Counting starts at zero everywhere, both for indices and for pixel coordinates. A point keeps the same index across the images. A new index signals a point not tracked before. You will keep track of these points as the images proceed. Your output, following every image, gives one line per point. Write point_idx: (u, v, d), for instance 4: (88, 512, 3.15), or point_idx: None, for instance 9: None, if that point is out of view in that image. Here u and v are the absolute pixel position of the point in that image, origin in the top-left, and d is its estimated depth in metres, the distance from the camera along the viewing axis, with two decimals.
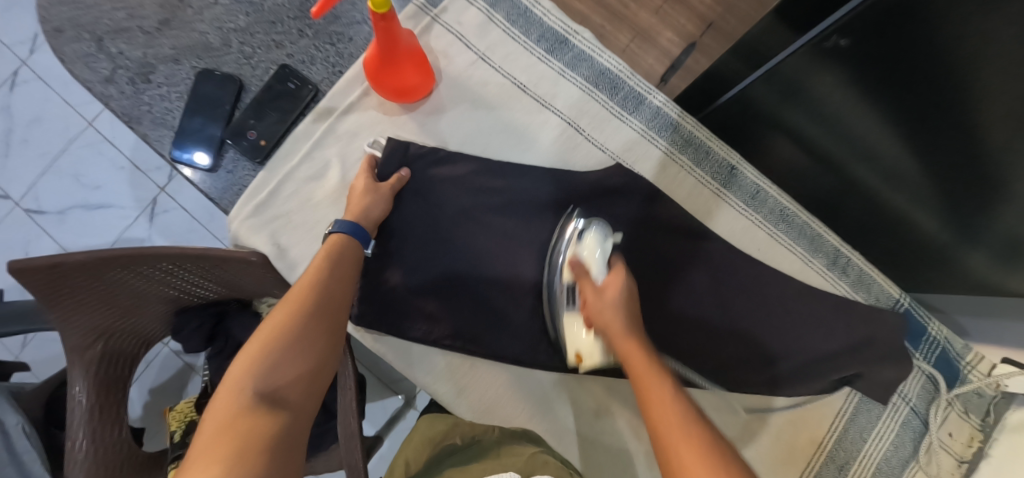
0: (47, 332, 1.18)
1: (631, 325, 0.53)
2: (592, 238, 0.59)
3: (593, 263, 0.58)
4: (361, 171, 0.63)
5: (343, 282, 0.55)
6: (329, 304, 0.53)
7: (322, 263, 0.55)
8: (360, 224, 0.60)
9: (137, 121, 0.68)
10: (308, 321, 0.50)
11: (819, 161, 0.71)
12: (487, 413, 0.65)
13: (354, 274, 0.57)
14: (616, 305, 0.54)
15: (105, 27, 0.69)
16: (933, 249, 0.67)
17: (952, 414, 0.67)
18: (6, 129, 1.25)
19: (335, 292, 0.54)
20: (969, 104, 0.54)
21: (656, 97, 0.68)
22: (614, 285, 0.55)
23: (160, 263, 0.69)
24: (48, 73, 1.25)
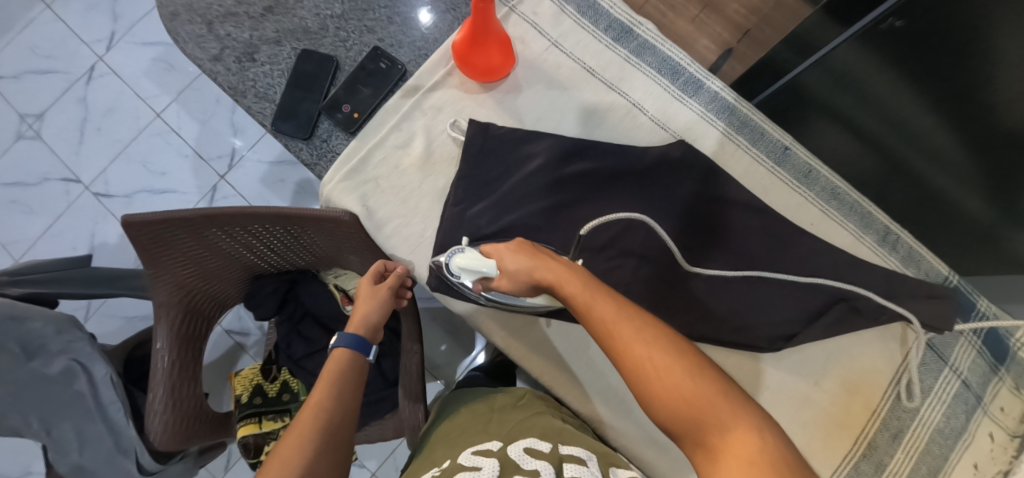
0: (111, 307, 1.23)
1: (545, 260, 0.57)
2: (460, 259, 0.61)
3: (478, 273, 0.60)
4: (367, 276, 0.67)
5: (348, 399, 0.60)
6: (338, 421, 0.59)
7: (333, 376, 0.61)
8: (361, 334, 0.65)
9: (242, 94, 0.75)
10: (313, 451, 0.56)
11: (868, 145, 0.75)
12: (554, 375, 0.69)
13: (357, 385, 0.62)
14: (523, 266, 0.57)
15: (216, 12, 0.76)
16: (980, 229, 0.71)
17: (1003, 390, 0.68)
18: (81, 118, 1.32)
19: (340, 412, 0.59)
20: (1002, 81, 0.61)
21: (714, 82, 0.73)
22: (516, 253, 0.58)
23: (254, 225, 0.73)
24: (124, 67, 1.32)
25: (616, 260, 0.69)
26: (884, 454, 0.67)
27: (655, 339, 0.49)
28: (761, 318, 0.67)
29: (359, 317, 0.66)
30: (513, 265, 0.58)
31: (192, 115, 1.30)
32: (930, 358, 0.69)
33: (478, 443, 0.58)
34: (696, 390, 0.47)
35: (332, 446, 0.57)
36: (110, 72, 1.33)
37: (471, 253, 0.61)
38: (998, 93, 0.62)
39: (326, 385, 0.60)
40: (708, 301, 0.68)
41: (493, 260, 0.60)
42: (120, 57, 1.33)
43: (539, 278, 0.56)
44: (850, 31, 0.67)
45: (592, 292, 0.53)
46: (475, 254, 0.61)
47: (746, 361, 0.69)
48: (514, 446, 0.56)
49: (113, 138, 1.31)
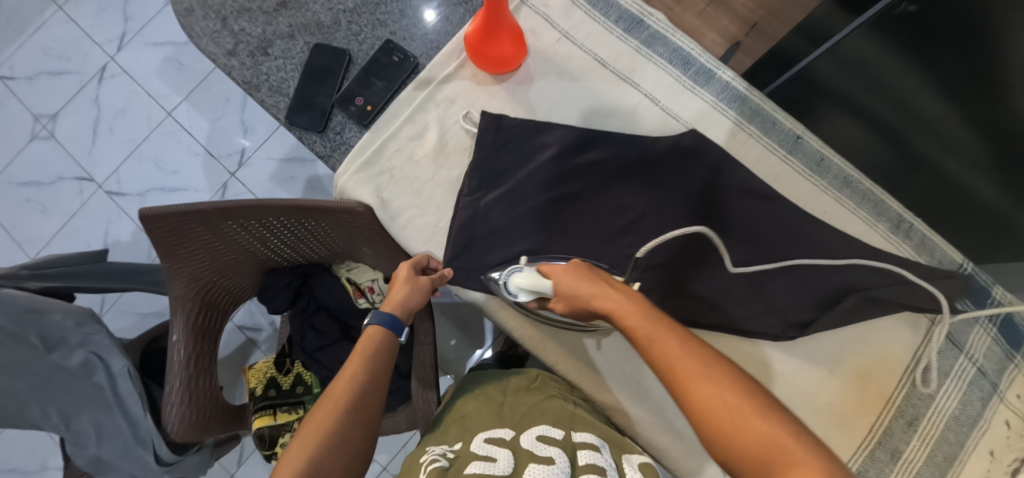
0: (126, 304, 1.25)
1: (594, 285, 0.58)
2: (522, 277, 0.62)
3: (538, 293, 0.62)
4: (408, 263, 0.68)
5: (380, 375, 0.60)
6: (369, 394, 0.59)
7: (366, 351, 0.61)
8: (396, 315, 0.65)
9: (257, 88, 0.76)
10: (345, 421, 0.57)
11: (881, 133, 0.76)
12: (568, 365, 0.70)
13: (389, 363, 0.62)
14: (573, 289, 0.58)
15: (230, 7, 0.76)
16: (998, 218, 0.70)
17: (1020, 377, 0.68)
18: (95, 118, 1.33)
19: (371, 387, 0.59)
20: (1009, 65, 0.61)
21: (725, 72, 0.73)
22: (573, 277, 0.59)
23: (269, 218, 0.73)
24: (135, 67, 1.34)
25: (629, 250, 0.69)
26: (900, 441, 0.67)
27: (720, 374, 0.50)
28: (773, 306, 0.68)
29: (396, 300, 0.65)
30: (575, 290, 0.58)
31: (203, 114, 1.31)
32: (945, 345, 0.69)
33: (491, 430, 0.58)
34: (765, 433, 0.47)
35: (362, 417, 0.58)
36: (122, 72, 1.34)
37: (529, 272, 0.63)
38: (1013, 75, 0.62)
39: (360, 359, 0.60)
40: (721, 290, 0.68)
41: (550, 281, 0.61)
42: (132, 57, 1.34)
43: (597, 305, 0.57)
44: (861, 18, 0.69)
45: (652, 322, 0.54)
46: (536, 274, 0.63)
47: (759, 349, 0.69)
48: (526, 434, 0.56)
49: (126, 137, 1.32)
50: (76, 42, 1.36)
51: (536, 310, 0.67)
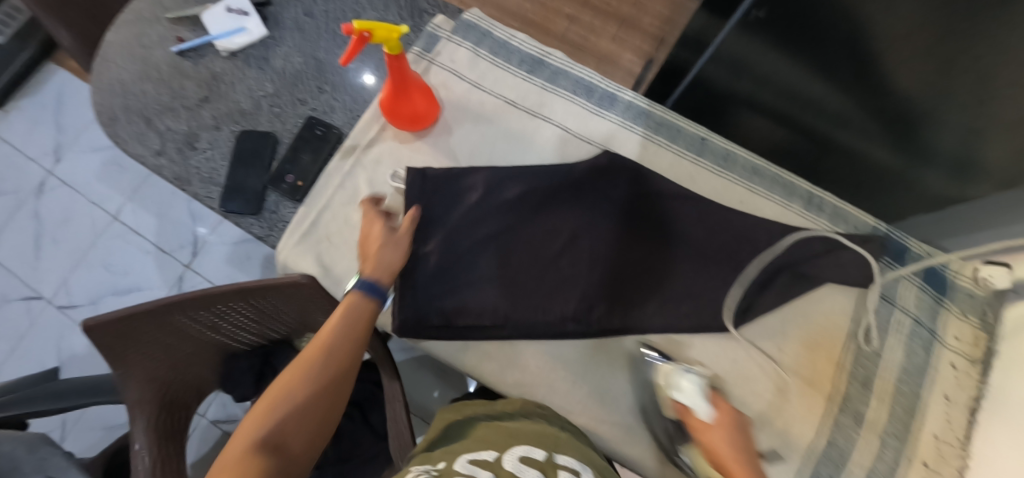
0: (90, 417, 1.20)
1: (735, 442, 0.61)
2: (689, 384, 0.65)
3: (701, 396, 0.64)
4: (376, 219, 0.69)
5: (355, 340, 0.62)
6: (342, 362, 0.61)
7: (336, 324, 0.62)
8: (380, 280, 0.65)
9: (188, 181, 0.77)
10: (313, 391, 0.59)
11: (776, 117, 0.83)
12: (530, 389, 0.69)
13: (366, 328, 0.64)
14: (725, 427, 0.62)
15: (154, 109, 0.80)
16: (897, 175, 0.78)
17: (952, 319, 0.72)
18: (37, 233, 1.32)
19: (346, 352, 0.61)
20: (877, 52, 0.65)
21: (625, 93, 0.79)
22: (734, 431, 0.62)
23: (219, 305, 0.75)
24: (74, 178, 1.34)
25: (569, 269, 0.71)
26: (860, 403, 0.69)
27: None
28: (715, 296, 0.70)
29: (377, 260, 0.66)
30: (712, 443, 0.61)
31: (150, 211, 1.32)
32: (878, 303, 0.72)
33: (474, 451, 0.56)
34: None
35: (315, 390, 0.58)
36: (61, 184, 1.34)
37: (693, 378, 0.65)
38: (880, 61, 0.66)
39: (336, 325, 0.62)
40: (664, 293, 0.71)
41: (714, 412, 0.63)
42: (70, 167, 1.35)
43: (721, 460, 0.60)
44: (729, 22, 0.73)
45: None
46: (700, 388, 0.65)
47: (711, 342, 0.71)
48: (510, 456, 0.54)
49: (71, 247, 1.30)
50: (11, 162, 1.35)
51: (674, 418, 0.66)
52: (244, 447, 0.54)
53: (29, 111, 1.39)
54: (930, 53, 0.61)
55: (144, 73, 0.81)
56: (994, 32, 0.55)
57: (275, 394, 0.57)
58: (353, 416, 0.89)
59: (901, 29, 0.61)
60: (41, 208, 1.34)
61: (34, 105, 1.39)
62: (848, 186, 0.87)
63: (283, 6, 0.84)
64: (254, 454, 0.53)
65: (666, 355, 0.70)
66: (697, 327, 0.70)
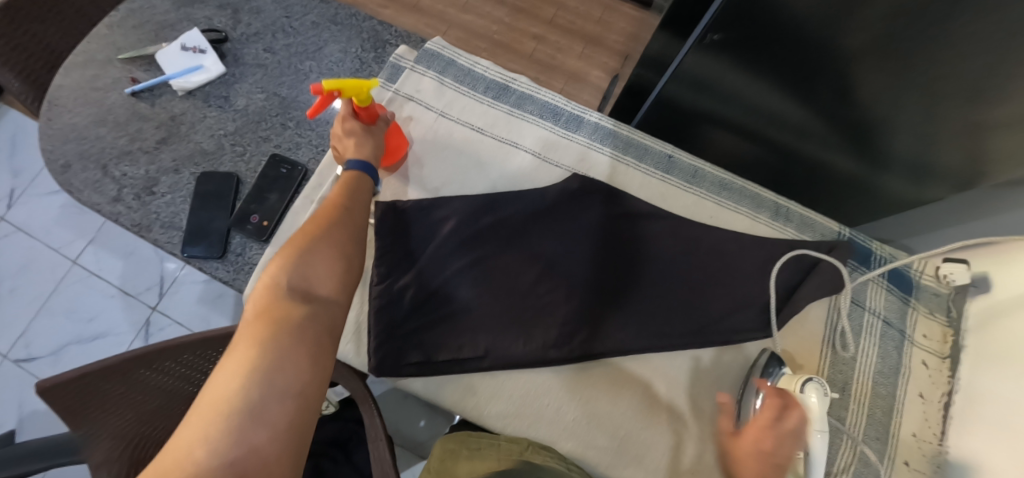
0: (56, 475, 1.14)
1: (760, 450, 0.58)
2: (814, 393, 0.62)
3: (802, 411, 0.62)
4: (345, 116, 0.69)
5: (361, 195, 0.64)
6: (352, 216, 0.61)
7: (343, 188, 0.64)
8: (366, 160, 0.68)
9: (148, 227, 0.74)
10: (333, 227, 0.59)
11: (740, 131, 0.85)
12: (512, 422, 0.67)
13: (366, 196, 0.65)
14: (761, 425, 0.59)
15: (110, 155, 0.77)
16: (858, 179, 0.82)
17: (920, 318, 0.74)
18: None
19: (355, 205, 0.62)
20: (834, 67, 0.67)
21: (591, 115, 0.79)
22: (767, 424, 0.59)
23: (185, 355, 0.74)
24: (28, 223, 1.28)
25: (547, 294, 0.71)
26: (841, 409, 0.70)
27: None
28: (694, 312, 0.71)
29: (358, 148, 0.68)
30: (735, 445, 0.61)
31: (113, 253, 1.27)
32: (850, 307, 0.74)
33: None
34: None
35: (338, 271, 0.55)
36: (15, 229, 1.27)
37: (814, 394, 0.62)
38: (838, 76, 0.68)
39: (342, 186, 0.64)
40: (643, 314, 0.70)
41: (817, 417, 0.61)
42: (24, 212, 1.29)
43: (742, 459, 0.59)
44: (689, 43, 0.74)
45: None
46: (821, 402, 0.62)
47: (694, 359, 0.70)
48: None
49: (28, 296, 1.24)
50: None
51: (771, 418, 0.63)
52: (270, 323, 0.49)
53: None
54: (888, 66, 0.64)
55: (99, 117, 0.78)
56: (940, 45, 0.59)
57: (294, 249, 0.55)
58: (335, 458, 0.86)
59: (855, 48, 0.63)
60: None
61: None
62: (813, 191, 0.89)
63: (242, 43, 0.83)
64: (284, 330, 0.49)
65: (650, 376, 0.69)
66: (680, 346, 0.69)
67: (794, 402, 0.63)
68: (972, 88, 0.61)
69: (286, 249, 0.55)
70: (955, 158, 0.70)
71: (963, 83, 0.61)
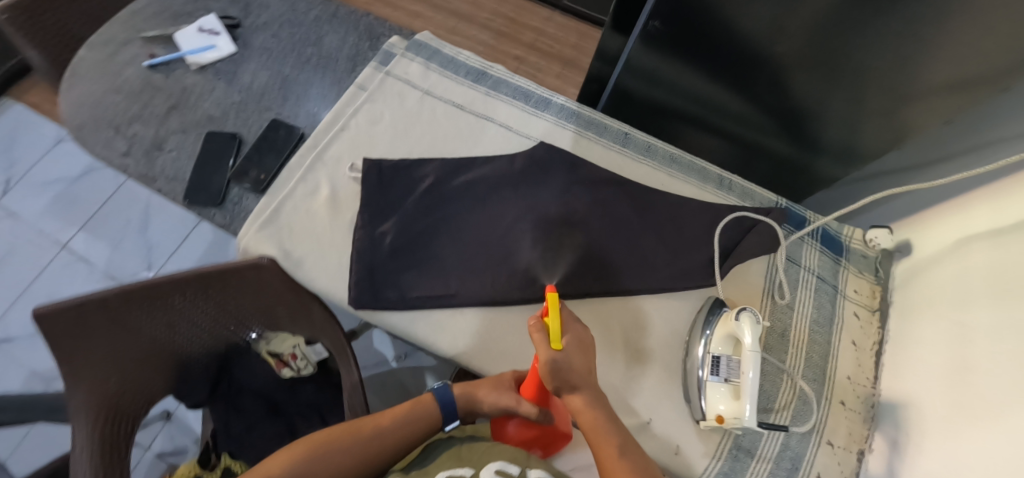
0: None
1: (579, 362, 0.64)
2: (749, 320, 0.68)
3: (737, 337, 0.69)
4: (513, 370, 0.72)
5: (407, 430, 0.72)
6: (385, 448, 0.71)
7: (400, 419, 0.73)
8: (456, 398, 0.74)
9: (154, 178, 0.81)
10: (367, 443, 0.70)
11: (685, 119, 0.96)
12: (482, 355, 0.73)
13: (413, 435, 0.73)
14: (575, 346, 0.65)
15: (123, 117, 0.84)
16: (790, 159, 0.94)
17: (851, 276, 0.83)
18: None
19: (392, 436, 0.71)
20: (762, 59, 0.79)
21: (558, 98, 0.89)
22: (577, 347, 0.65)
23: (174, 297, 0.76)
24: (21, 210, 1.32)
25: (513, 242, 0.77)
26: (782, 352, 0.77)
27: None
28: (647, 262, 0.78)
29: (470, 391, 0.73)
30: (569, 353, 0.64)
31: (102, 241, 1.31)
32: (787, 264, 0.82)
33: (453, 470, 0.66)
34: None
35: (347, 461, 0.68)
36: (6, 216, 1.32)
37: (750, 325, 0.68)
38: (767, 68, 0.80)
39: (400, 416, 0.73)
40: (602, 264, 0.77)
41: (748, 340, 0.68)
42: (18, 200, 1.33)
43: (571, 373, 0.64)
44: (634, 39, 0.85)
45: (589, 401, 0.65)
46: (756, 329, 0.68)
47: (648, 303, 0.77)
48: (488, 470, 0.65)
49: (11, 280, 1.27)
50: None
51: (711, 349, 0.71)
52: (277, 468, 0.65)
53: None
54: (811, 57, 0.75)
55: (115, 86, 0.87)
56: (855, 36, 0.70)
57: (326, 437, 0.69)
58: (308, 419, 0.89)
59: (783, 42, 0.75)
60: None
61: None
62: (754, 173, 1.01)
63: (251, 30, 0.94)
64: None
65: (604, 319, 0.75)
66: (635, 291, 0.76)
67: (734, 330, 0.70)
68: (883, 73, 0.73)
69: (328, 432, 0.70)
70: (878, 142, 0.84)
71: (886, 78, 0.74)
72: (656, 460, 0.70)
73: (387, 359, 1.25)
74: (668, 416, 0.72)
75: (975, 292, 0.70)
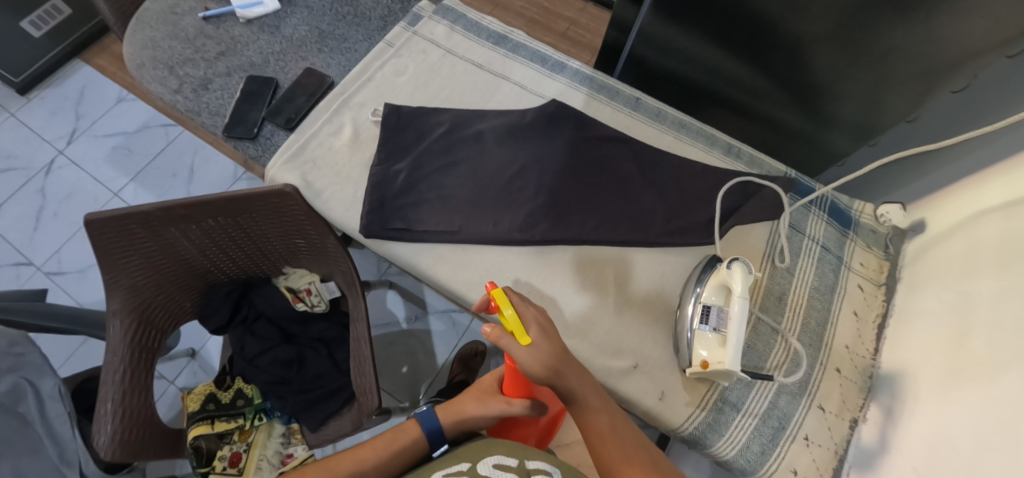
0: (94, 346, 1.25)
1: (551, 351, 0.61)
2: (740, 269, 0.69)
3: (727, 286, 0.70)
4: (491, 379, 0.77)
5: (401, 456, 0.72)
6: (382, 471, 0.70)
7: (395, 444, 0.72)
8: (446, 421, 0.75)
9: (198, 113, 0.89)
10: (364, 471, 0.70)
11: (700, 91, 0.98)
12: (477, 288, 0.76)
13: (408, 457, 0.72)
14: (542, 337, 0.61)
15: (176, 59, 0.93)
16: (805, 135, 0.94)
17: (858, 249, 0.82)
18: (38, 207, 1.40)
19: (387, 462, 0.71)
20: (771, 27, 0.80)
21: (573, 63, 0.93)
22: (543, 340, 0.61)
23: (207, 219, 0.80)
24: (83, 159, 1.45)
25: (516, 188, 0.81)
26: (777, 314, 0.77)
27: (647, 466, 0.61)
28: (646, 215, 0.80)
29: (459, 412, 0.75)
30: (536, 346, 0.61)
31: (150, 191, 1.42)
32: (790, 232, 0.82)
33: (448, 468, 0.62)
34: None
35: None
36: (69, 163, 1.44)
37: (740, 275, 0.69)
38: (776, 37, 0.81)
39: (394, 441, 0.72)
40: (601, 215, 0.79)
41: (737, 286, 0.68)
42: (82, 150, 1.46)
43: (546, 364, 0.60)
44: (645, 6, 0.88)
45: (573, 381, 0.62)
46: (746, 279, 0.69)
47: (644, 256, 0.78)
48: (484, 463, 0.61)
49: (69, 220, 1.39)
50: (26, 142, 1.46)
51: (703, 300, 0.71)
52: None
53: (52, 99, 1.51)
54: (820, 25, 0.76)
55: (172, 32, 0.96)
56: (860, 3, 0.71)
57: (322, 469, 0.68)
58: (317, 351, 0.93)
59: (790, 9, 0.76)
60: (48, 184, 1.43)
61: (57, 95, 1.52)
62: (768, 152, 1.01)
63: None
64: None
65: (599, 267, 0.77)
66: (631, 242, 0.78)
67: (724, 280, 0.70)
68: (890, 41, 0.73)
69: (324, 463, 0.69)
70: (895, 119, 0.83)
71: (891, 40, 0.73)
72: (638, 402, 0.71)
73: (399, 319, 1.29)
74: (655, 363, 0.73)
75: (979, 262, 0.67)
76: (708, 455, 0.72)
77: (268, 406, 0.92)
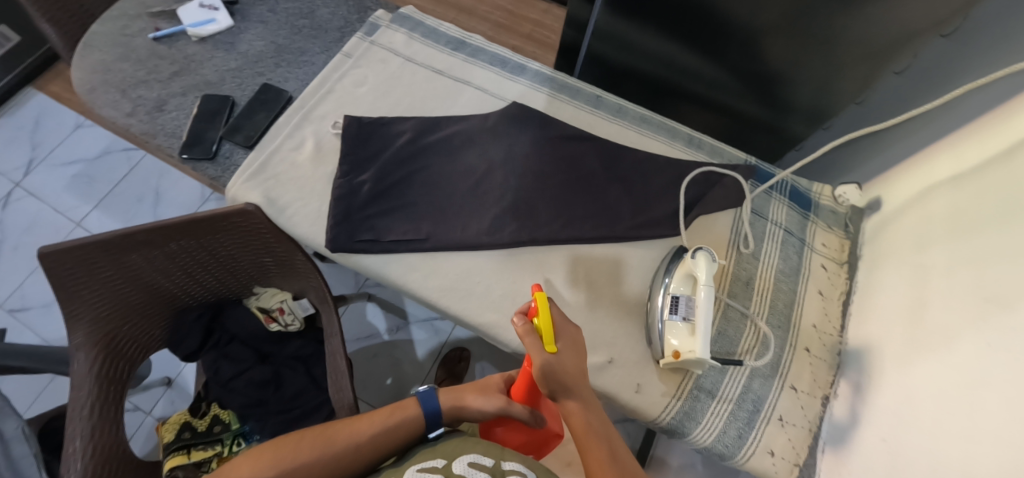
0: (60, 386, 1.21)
1: (573, 363, 0.62)
2: (704, 258, 0.71)
3: (693, 275, 0.71)
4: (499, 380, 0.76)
5: (390, 435, 0.71)
6: (370, 448, 0.70)
7: (385, 422, 0.71)
8: (445, 405, 0.74)
9: (154, 135, 0.87)
10: (352, 446, 0.69)
11: (660, 84, 1.00)
12: (449, 295, 0.76)
13: (398, 439, 0.71)
14: (570, 350, 0.62)
15: (129, 82, 0.91)
16: (763, 122, 0.96)
17: (819, 230, 0.84)
18: None
19: (379, 438, 0.70)
20: (722, 20, 0.82)
21: (532, 64, 0.93)
22: (570, 352, 0.62)
23: (168, 243, 0.79)
24: (42, 189, 1.41)
25: (483, 192, 0.81)
26: (745, 299, 0.78)
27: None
28: (613, 210, 0.81)
29: (459, 398, 0.74)
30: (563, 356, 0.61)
31: (115, 218, 1.38)
32: (753, 217, 0.83)
33: (425, 461, 0.63)
34: None
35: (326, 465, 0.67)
36: (27, 194, 1.40)
37: (706, 265, 0.70)
38: (728, 29, 0.83)
39: (386, 419, 0.71)
40: (569, 213, 0.80)
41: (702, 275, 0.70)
42: (40, 180, 1.42)
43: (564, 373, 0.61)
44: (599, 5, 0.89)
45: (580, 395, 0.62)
46: (710, 270, 0.70)
47: (613, 250, 0.79)
48: (459, 461, 0.61)
49: (30, 254, 1.35)
50: None
51: (672, 291, 0.72)
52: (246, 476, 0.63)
53: (5, 130, 1.47)
54: (768, 15, 0.78)
55: (123, 54, 0.94)
56: None
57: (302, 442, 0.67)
58: (295, 370, 0.91)
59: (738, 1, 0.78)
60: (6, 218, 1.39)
61: (10, 125, 1.47)
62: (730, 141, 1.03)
63: (249, 5, 1.00)
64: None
65: (569, 265, 0.78)
66: (599, 237, 0.79)
67: (690, 269, 0.72)
68: (835, 25, 0.75)
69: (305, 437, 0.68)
70: (846, 101, 0.85)
71: (834, 27, 0.75)
72: (617, 395, 0.72)
73: (379, 331, 1.28)
74: (630, 355, 0.74)
75: (931, 235, 0.69)
76: (688, 443, 0.72)
77: (246, 431, 0.91)
